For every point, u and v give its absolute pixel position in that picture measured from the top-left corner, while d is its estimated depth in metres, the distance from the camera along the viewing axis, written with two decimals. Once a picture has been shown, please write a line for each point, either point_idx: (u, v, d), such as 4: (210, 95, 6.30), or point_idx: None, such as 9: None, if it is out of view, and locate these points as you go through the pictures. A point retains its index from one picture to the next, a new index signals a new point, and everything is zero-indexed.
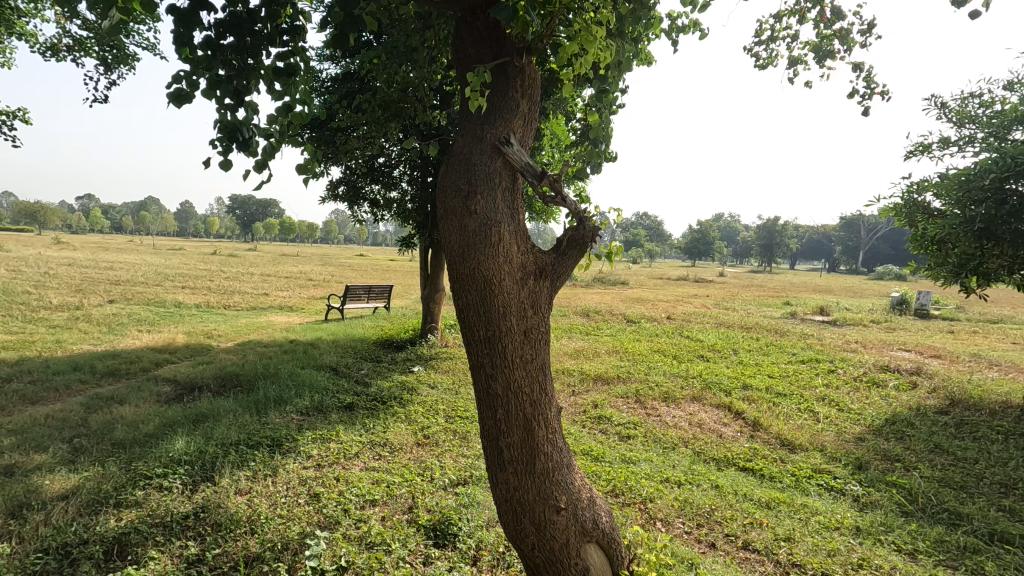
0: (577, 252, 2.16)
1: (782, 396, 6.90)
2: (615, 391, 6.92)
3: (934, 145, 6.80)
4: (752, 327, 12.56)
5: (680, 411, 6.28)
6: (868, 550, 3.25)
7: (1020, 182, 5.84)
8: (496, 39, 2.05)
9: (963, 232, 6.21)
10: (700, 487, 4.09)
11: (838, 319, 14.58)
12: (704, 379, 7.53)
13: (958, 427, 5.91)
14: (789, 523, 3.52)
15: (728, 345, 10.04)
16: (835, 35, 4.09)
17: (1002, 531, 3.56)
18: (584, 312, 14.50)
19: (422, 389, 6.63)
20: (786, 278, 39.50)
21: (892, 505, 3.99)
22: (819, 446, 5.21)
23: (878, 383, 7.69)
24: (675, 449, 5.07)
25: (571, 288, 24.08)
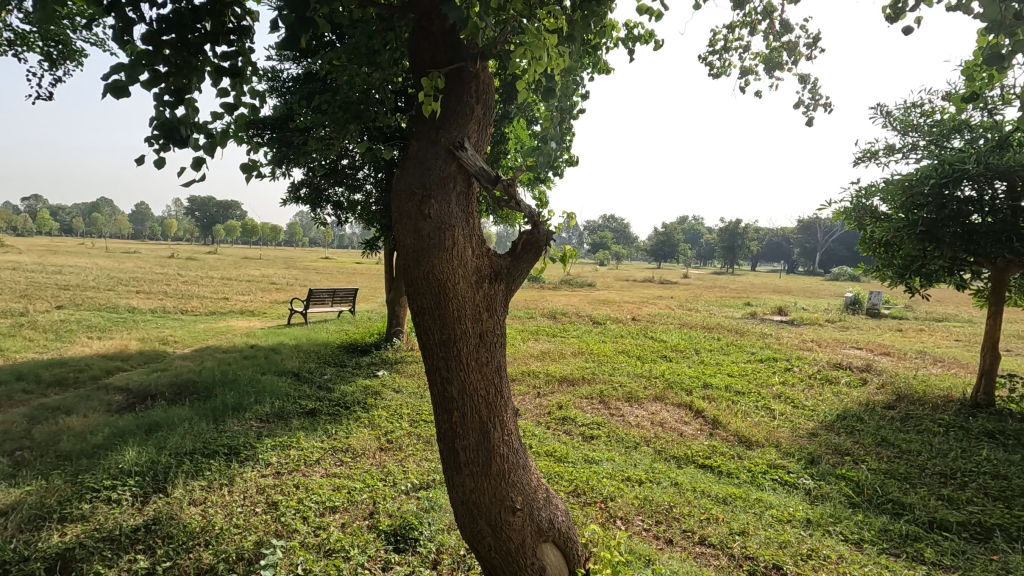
0: (533, 256, 2.19)
1: (740, 394, 7.10)
2: (580, 392, 7.00)
3: (880, 152, 7.11)
4: (714, 327, 12.88)
5: (643, 411, 6.40)
6: (817, 541, 3.38)
7: (958, 188, 6.16)
8: (451, 44, 2.07)
9: (906, 235, 6.53)
10: (660, 484, 4.18)
11: (795, 319, 15.09)
12: (666, 379, 7.69)
13: (903, 421, 6.20)
14: (743, 517, 3.64)
15: (691, 346, 10.26)
16: (784, 47, 4.28)
17: (941, 519, 3.75)
18: (551, 314, 14.60)
19: (386, 393, 6.57)
20: (747, 279, 40.66)
21: (841, 497, 4.16)
22: (775, 442, 5.38)
23: (831, 380, 8.00)
24: (637, 448, 5.17)
25: (539, 290, 24.22)
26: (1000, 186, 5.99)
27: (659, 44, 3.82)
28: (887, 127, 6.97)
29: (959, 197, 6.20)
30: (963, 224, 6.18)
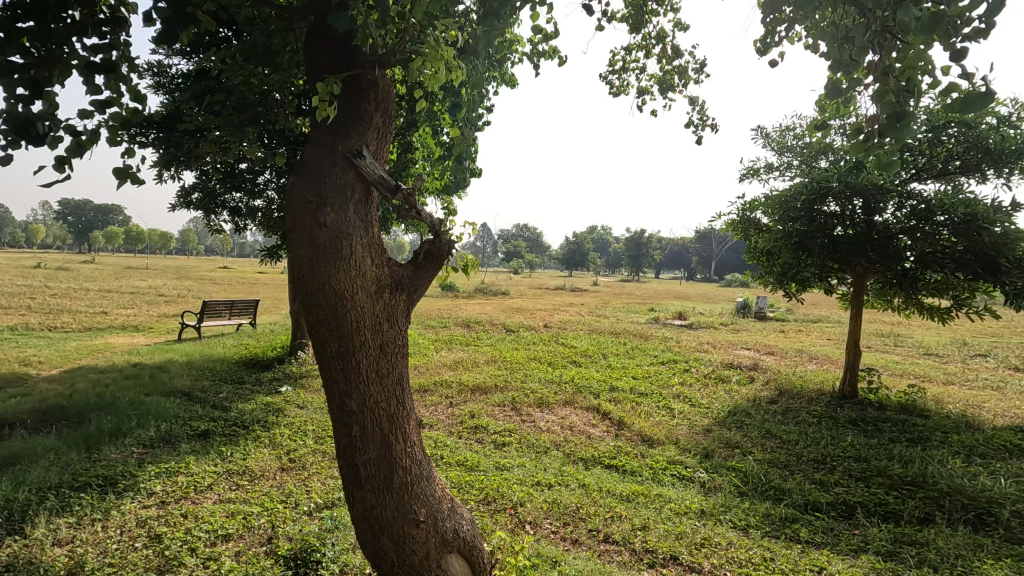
0: (435, 266, 2.20)
1: (644, 395, 7.49)
2: (492, 400, 7.04)
3: (761, 170, 7.84)
4: (621, 333, 13.46)
5: (553, 416, 6.56)
6: (710, 529, 3.63)
7: (823, 204, 6.94)
8: (349, 50, 2.03)
9: (783, 245, 7.23)
10: (568, 487, 4.29)
11: (693, 323, 16.16)
12: (576, 383, 7.94)
13: (784, 413, 6.82)
14: (645, 512, 3.83)
15: (599, 350, 10.68)
16: (675, 70, 4.61)
17: (813, 501, 4.16)
18: (465, 323, 14.59)
19: (290, 410, 6.24)
20: (651, 287, 42.98)
21: (731, 487, 4.49)
22: (674, 439, 5.72)
23: (724, 379, 8.64)
24: (547, 452, 5.29)
25: (454, 298, 24.16)
26: (858, 202, 6.81)
27: (561, 63, 3.99)
28: (767, 148, 7.70)
29: (825, 212, 6.97)
30: (829, 236, 6.94)
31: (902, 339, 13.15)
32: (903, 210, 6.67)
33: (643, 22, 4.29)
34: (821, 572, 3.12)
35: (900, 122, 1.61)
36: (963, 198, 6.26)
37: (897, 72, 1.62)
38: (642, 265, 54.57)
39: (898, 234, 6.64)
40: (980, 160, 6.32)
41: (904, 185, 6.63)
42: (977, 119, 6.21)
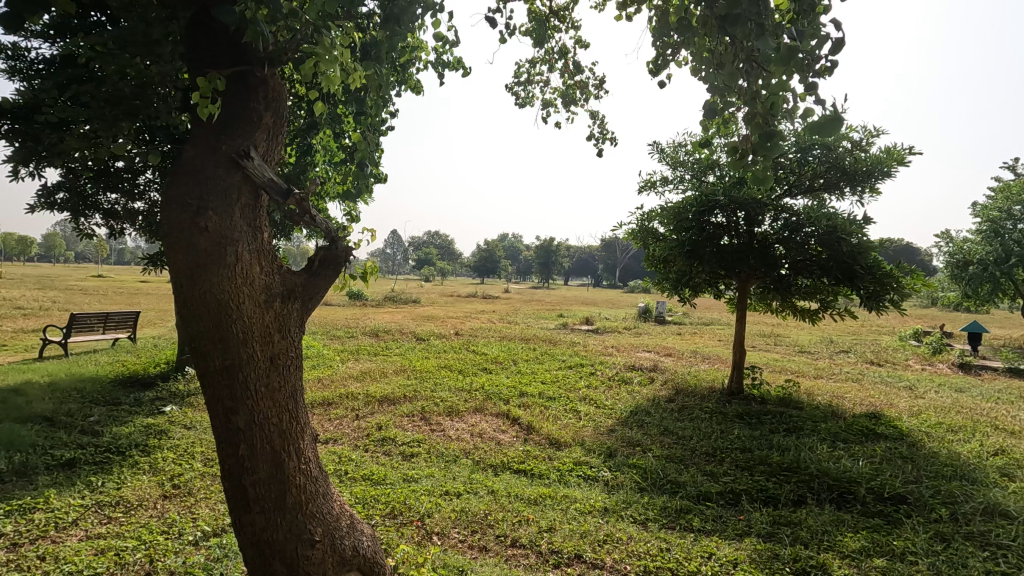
0: (332, 273, 2.13)
1: (552, 399, 7.67)
2: (400, 411, 6.88)
3: (657, 183, 8.35)
4: (531, 339, 13.71)
5: (463, 423, 6.53)
6: (612, 526, 3.78)
7: (711, 215, 7.51)
8: (235, 44, 1.91)
9: (678, 253, 7.74)
10: (477, 494, 4.29)
11: (599, 328, 16.82)
12: (485, 390, 7.97)
13: (681, 411, 7.27)
14: (551, 514, 3.91)
15: (509, 357, 10.80)
16: (576, 85, 4.81)
17: (705, 492, 4.46)
18: (373, 332, 14.18)
19: (175, 431, 5.72)
20: (559, 293, 44.31)
21: (632, 484, 4.71)
22: (580, 441, 5.90)
23: (626, 380, 9.07)
24: (457, 461, 5.25)
25: (362, 307, 23.38)
26: (741, 214, 7.45)
27: (466, 72, 4.02)
28: (662, 162, 8.22)
29: (713, 223, 7.55)
30: (716, 245, 7.52)
31: (780, 338, 14.52)
32: (778, 221, 7.38)
33: (546, 38, 4.43)
34: (711, 557, 3.35)
35: (769, 142, 1.79)
36: (826, 212, 7.05)
37: (764, 96, 1.79)
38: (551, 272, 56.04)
39: (774, 244, 7.33)
40: (839, 179, 7.16)
41: (778, 199, 7.35)
42: (836, 143, 7.04)
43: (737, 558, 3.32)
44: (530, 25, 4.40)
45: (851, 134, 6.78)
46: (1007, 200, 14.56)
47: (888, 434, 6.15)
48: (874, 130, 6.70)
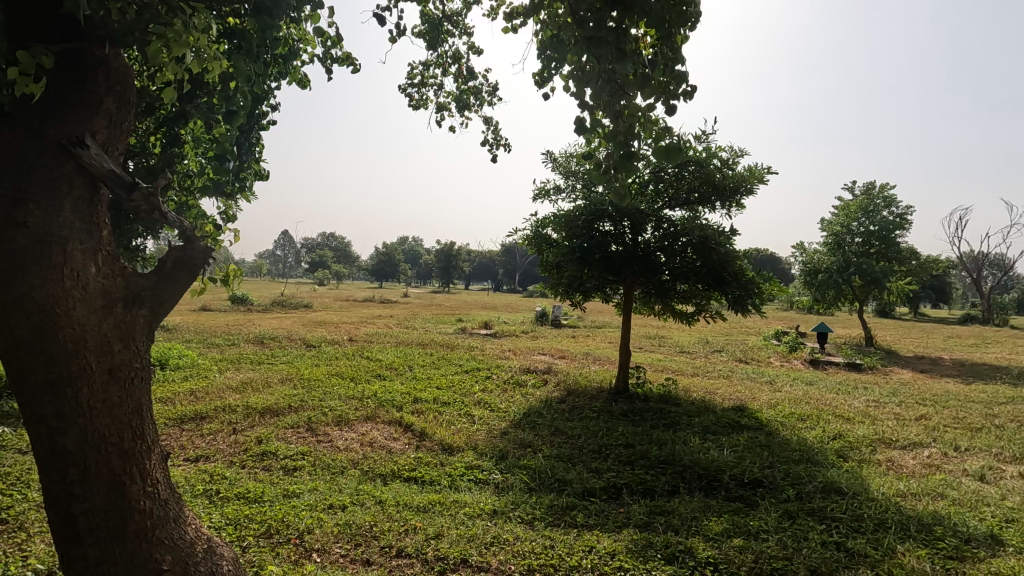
0: (187, 277, 1.95)
1: (446, 404, 7.62)
2: (284, 423, 6.48)
3: (551, 191, 8.62)
4: (428, 344, 13.53)
5: (352, 433, 6.29)
6: (500, 527, 3.82)
7: (599, 224, 7.89)
8: (67, 19, 1.69)
9: (568, 259, 8.01)
10: (364, 506, 4.14)
11: (497, 332, 17.01)
12: (378, 398, 7.74)
13: (571, 411, 7.54)
14: (439, 520, 3.88)
15: (405, 362, 10.58)
16: (470, 90, 4.84)
17: (590, 488, 4.66)
18: (258, 339, 13.25)
19: (6, 458, 4.93)
20: (459, 297, 44.24)
21: (521, 484, 4.80)
22: (473, 445, 5.91)
23: (520, 383, 9.24)
24: (344, 472, 5.04)
25: (246, 312, 21.73)
26: (626, 223, 7.90)
27: (356, 70, 3.93)
28: (554, 170, 8.51)
29: (602, 230, 7.94)
30: (605, 252, 7.90)
31: (664, 340, 15.56)
32: (659, 230, 7.91)
33: (439, 41, 4.41)
34: (591, 551, 3.50)
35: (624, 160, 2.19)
36: (699, 223, 7.70)
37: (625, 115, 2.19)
38: (452, 276, 55.85)
39: (656, 251, 7.83)
40: (711, 194, 7.85)
41: (659, 210, 7.92)
42: (708, 160, 7.69)
43: (615, 549, 3.50)
44: (423, 27, 4.37)
45: (720, 152, 7.45)
46: (847, 217, 16.77)
47: (750, 425, 6.81)
48: (739, 150, 7.43)
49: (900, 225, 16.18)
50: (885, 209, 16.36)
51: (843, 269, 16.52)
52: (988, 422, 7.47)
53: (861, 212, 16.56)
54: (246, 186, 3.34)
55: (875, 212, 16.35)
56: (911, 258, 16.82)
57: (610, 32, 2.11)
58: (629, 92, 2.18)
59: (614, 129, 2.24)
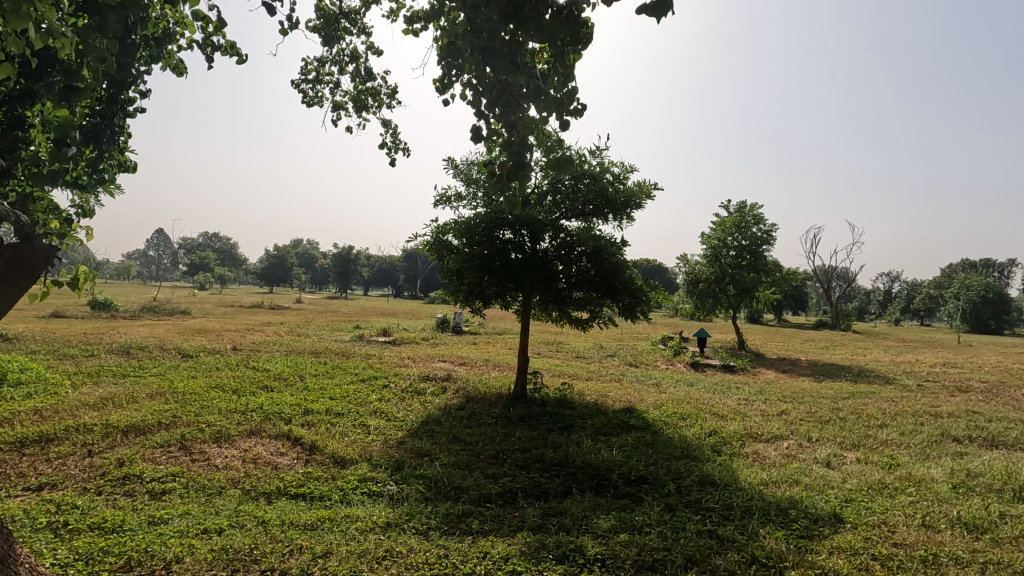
0: (25, 279, 1.71)
1: (340, 415, 7.30)
2: (151, 442, 5.85)
3: (452, 198, 8.61)
4: (322, 352, 12.90)
5: (233, 450, 5.83)
6: (393, 540, 3.72)
7: (499, 231, 7.99)
8: None
9: (467, 265, 8.03)
10: (244, 528, 3.84)
11: (396, 339, 16.62)
12: (264, 411, 7.23)
13: (470, 417, 7.55)
14: (328, 538, 3.70)
15: (295, 372, 10.00)
16: (368, 91, 4.72)
17: (487, 494, 4.69)
18: (123, 349, 11.87)
19: None
20: (357, 304, 42.66)
21: (417, 494, 4.71)
22: (367, 456, 5.72)
23: (419, 392, 9.09)
24: (222, 493, 4.65)
25: (109, 319, 19.37)
26: (526, 232, 8.07)
27: (242, 60, 3.69)
28: (456, 178, 8.51)
29: (502, 238, 8.05)
30: (505, 260, 8.03)
31: (562, 346, 16.09)
32: (557, 239, 8.17)
33: (334, 39, 4.26)
34: (486, 556, 3.52)
35: (518, 170, 2.34)
36: (593, 234, 8.07)
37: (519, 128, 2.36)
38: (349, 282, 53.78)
39: (553, 260, 8.08)
40: (604, 206, 8.26)
41: (556, 221, 8.18)
42: (601, 174, 8.11)
43: (509, 553, 3.55)
44: (318, 22, 4.20)
45: (612, 167, 7.88)
46: (723, 232, 18.40)
47: (638, 425, 7.23)
48: (629, 166, 7.90)
49: (766, 240, 18.06)
50: (755, 226, 18.18)
51: (720, 279, 18.10)
52: (834, 415, 8.53)
53: (734, 228, 18.26)
54: (107, 178, 3.02)
55: (746, 228, 18.12)
56: (776, 270, 18.83)
57: (504, 44, 2.27)
58: (523, 103, 2.35)
59: (508, 138, 2.37)
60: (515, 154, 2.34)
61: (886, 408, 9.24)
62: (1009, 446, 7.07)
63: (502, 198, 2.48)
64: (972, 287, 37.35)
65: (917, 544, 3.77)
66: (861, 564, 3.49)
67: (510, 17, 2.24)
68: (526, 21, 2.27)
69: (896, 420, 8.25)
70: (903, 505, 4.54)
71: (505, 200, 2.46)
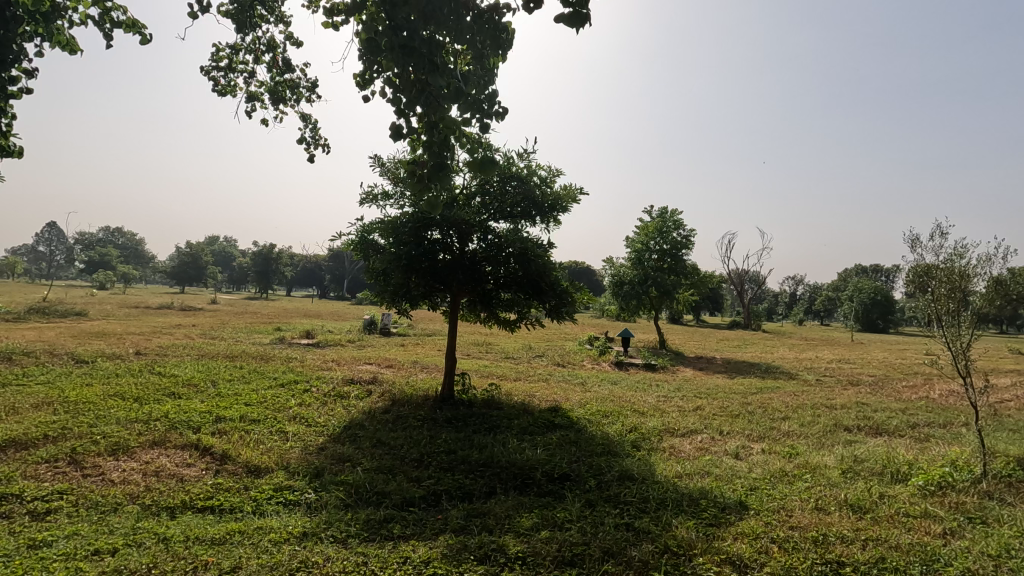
0: None
1: (255, 422, 6.94)
2: (34, 458, 5.28)
3: (379, 196, 8.42)
4: (238, 356, 12.19)
5: (132, 462, 5.39)
6: (309, 550, 3.58)
7: (427, 231, 7.90)
8: None
9: (394, 266, 7.87)
10: (142, 547, 3.56)
11: (320, 341, 16.01)
12: (169, 420, 6.73)
13: (394, 421, 7.40)
14: (237, 552, 3.50)
15: (207, 378, 9.40)
16: (287, 83, 4.53)
17: (410, 498, 4.62)
18: (4, 354, 10.66)
19: None
20: (279, 305, 40.67)
21: (336, 502, 4.56)
22: (284, 464, 5.46)
23: (343, 395, 8.81)
24: (118, 510, 4.29)
25: None
26: (454, 233, 8.04)
27: (145, 40, 3.42)
28: (383, 176, 8.33)
29: (430, 238, 7.96)
30: (432, 260, 7.98)
31: (491, 347, 16.15)
32: (485, 241, 8.18)
33: (249, 26, 4.04)
34: (406, 561, 3.47)
35: (440, 171, 2.42)
36: (520, 235, 8.15)
37: (439, 129, 2.42)
38: (271, 282, 51.27)
39: (481, 262, 8.11)
40: (531, 209, 8.37)
41: (484, 222, 8.17)
42: (528, 177, 8.23)
43: (430, 557, 3.52)
44: (231, 7, 3.97)
45: (539, 170, 8.00)
46: (646, 236, 19.18)
47: (562, 424, 7.38)
48: (555, 170, 8.05)
49: (685, 245, 19.02)
50: (675, 231, 19.08)
51: (643, 281, 18.84)
52: (743, 409, 9.12)
53: (657, 232, 19.09)
54: None
55: (667, 233, 18.99)
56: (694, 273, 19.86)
57: (423, 44, 2.27)
58: (444, 105, 2.39)
59: (429, 138, 2.45)
60: (436, 154, 2.41)
61: (789, 402, 9.98)
62: (890, 433, 7.85)
63: (422, 197, 2.55)
64: (864, 290, 41.10)
65: (810, 526, 4.10)
66: (761, 548, 3.74)
67: (429, 18, 2.24)
68: (445, 22, 2.27)
69: (797, 412, 8.93)
70: (799, 490, 4.92)
71: (426, 200, 2.51)
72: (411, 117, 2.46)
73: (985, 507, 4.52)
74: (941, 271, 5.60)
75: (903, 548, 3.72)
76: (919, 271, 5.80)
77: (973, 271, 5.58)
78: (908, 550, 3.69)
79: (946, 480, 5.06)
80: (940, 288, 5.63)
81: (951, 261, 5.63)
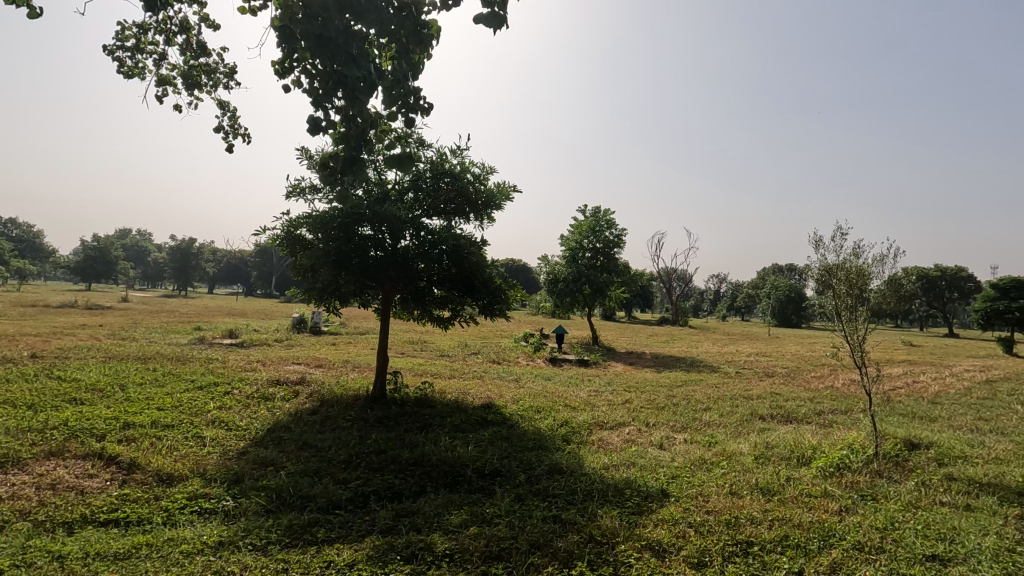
0: None
1: (168, 428, 6.50)
2: None
3: (307, 190, 8.11)
4: (151, 358, 11.39)
5: (23, 476, 4.92)
6: (224, 561, 3.41)
7: (358, 226, 7.68)
8: None
9: (322, 262, 7.59)
10: (32, 567, 3.26)
11: (244, 341, 15.25)
12: (69, 428, 6.20)
13: (322, 422, 7.17)
14: (144, 566, 3.28)
15: (113, 381, 8.72)
16: (202, 67, 4.27)
17: (336, 501, 4.50)
18: None
19: None
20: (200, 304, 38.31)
21: (256, 508, 4.37)
22: (200, 471, 5.16)
23: (267, 397, 8.44)
24: (5, 528, 3.90)
25: None
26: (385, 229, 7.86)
27: (34, 14, 3.12)
28: (311, 169, 8.04)
29: (360, 234, 7.75)
30: (362, 257, 7.77)
31: (426, 344, 16.00)
32: (417, 237, 8.06)
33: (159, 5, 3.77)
34: (329, 565, 3.38)
35: (355, 165, 2.36)
36: (453, 232, 8.10)
37: (356, 123, 2.37)
38: (190, 278, 48.25)
39: (414, 259, 7.96)
40: (464, 206, 8.35)
41: (416, 219, 8.04)
42: (461, 174, 8.20)
43: (355, 559, 3.45)
44: None
45: (472, 167, 7.99)
46: (579, 235, 19.62)
47: (495, 421, 7.42)
48: (488, 168, 8.07)
49: (617, 244, 19.62)
50: (608, 230, 19.63)
51: (576, 279, 19.26)
52: (669, 401, 9.53)
53: (590, 231, 19.60)
54: None
55: (600, 232, 19.52)
56: (625, 272, 20.53)
57: (339, 34, 2.22)
58: (362, 99, 2.35)
59: (346, 131, 2.39)
60: (352, 149, 2.36)
61: (710, 394, 10.53)
62: (798, 420, 8.47)
63: (337, 191, 2.47)
64: (779, 288, 43.96)
65: (724, 510, 4.35)
66: (678, 532, 3.93)
67: (345, 9, 2.19)
68: (363, 13, 2.24)
69: (717, 404, 9.44)
70: (714, 477, 5.21)
71: (340, 194, 2.44)
72: (327, 108, 2.40)
73: (875, 484, 4.98)
74: (843, 271, 6.09)
75: (803, 526, 4.03)
76: (823, 271, 6.28)
77: (868, 271, 6.10)
78: (807, 527, 4.01)
79: (843, 462, 5.52)
80: (840, 286, 6.12)
81: (850, 261, 6.14)
